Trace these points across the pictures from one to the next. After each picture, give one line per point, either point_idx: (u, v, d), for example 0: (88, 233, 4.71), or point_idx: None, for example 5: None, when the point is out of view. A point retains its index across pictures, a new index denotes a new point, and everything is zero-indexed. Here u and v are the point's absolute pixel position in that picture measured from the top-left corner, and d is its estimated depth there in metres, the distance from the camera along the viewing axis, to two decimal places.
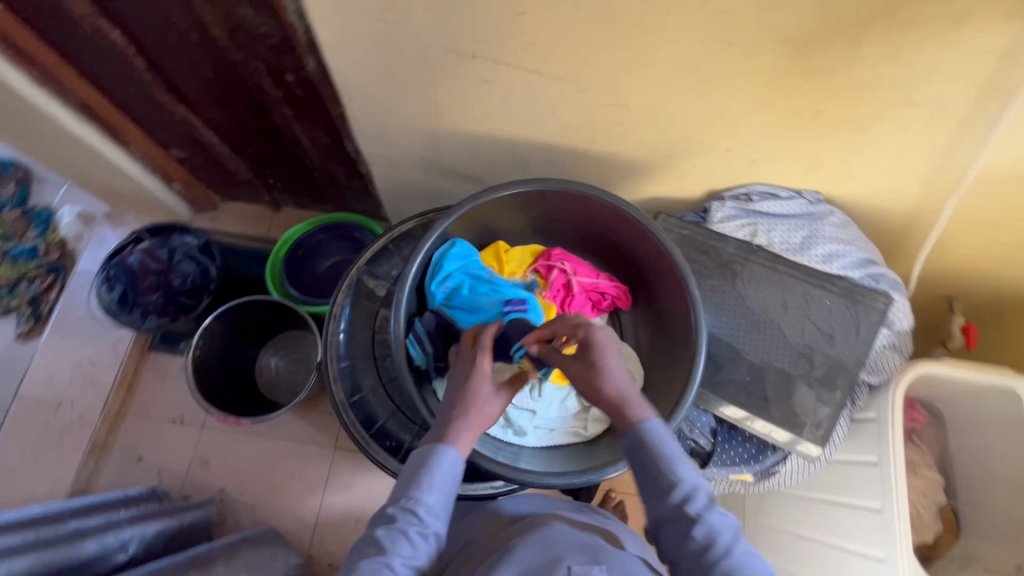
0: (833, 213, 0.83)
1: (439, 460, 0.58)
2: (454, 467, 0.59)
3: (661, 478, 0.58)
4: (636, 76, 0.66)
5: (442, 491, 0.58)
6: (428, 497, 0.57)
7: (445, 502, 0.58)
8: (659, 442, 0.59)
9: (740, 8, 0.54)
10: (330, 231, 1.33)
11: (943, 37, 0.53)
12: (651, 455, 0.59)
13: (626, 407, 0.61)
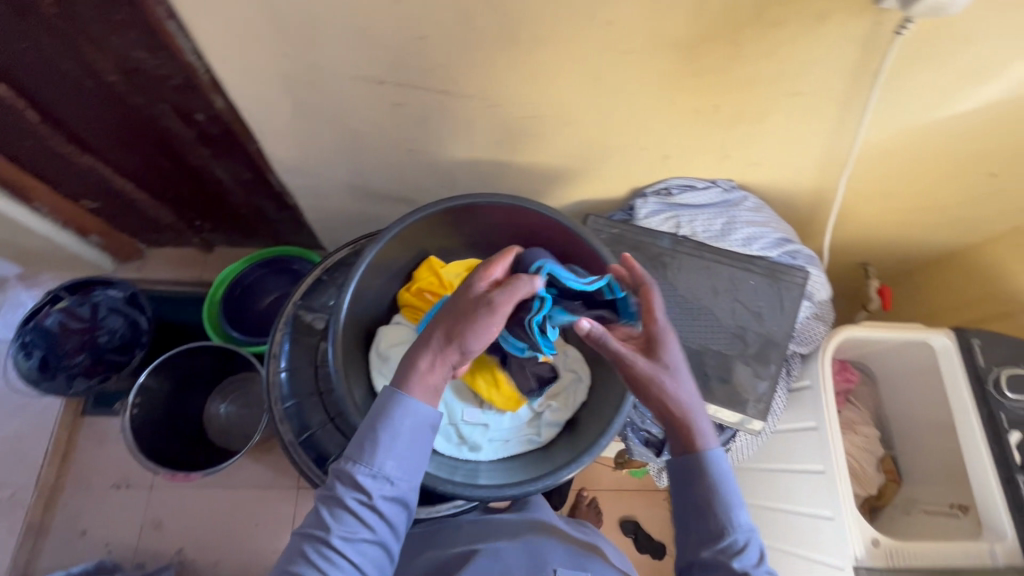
0: (747, 198, 0.88)
1: (386, 421, 0.56)
2: (408, 425, 0.56)
3: (712, 513, 0.57)
4: (542, 88, 0.68)
5: (391, 455, 0.56)
6: (374, 461, 0.55)
7: (396, 471, 0.56)
8: (720, 478, 0.58)
9: (624, 18, 0.56)
10: (268, 267, 1.29)
11: (810, 33, 0.58)
12: (709, 489, 0.58)
13: (694, 431, 0.59)
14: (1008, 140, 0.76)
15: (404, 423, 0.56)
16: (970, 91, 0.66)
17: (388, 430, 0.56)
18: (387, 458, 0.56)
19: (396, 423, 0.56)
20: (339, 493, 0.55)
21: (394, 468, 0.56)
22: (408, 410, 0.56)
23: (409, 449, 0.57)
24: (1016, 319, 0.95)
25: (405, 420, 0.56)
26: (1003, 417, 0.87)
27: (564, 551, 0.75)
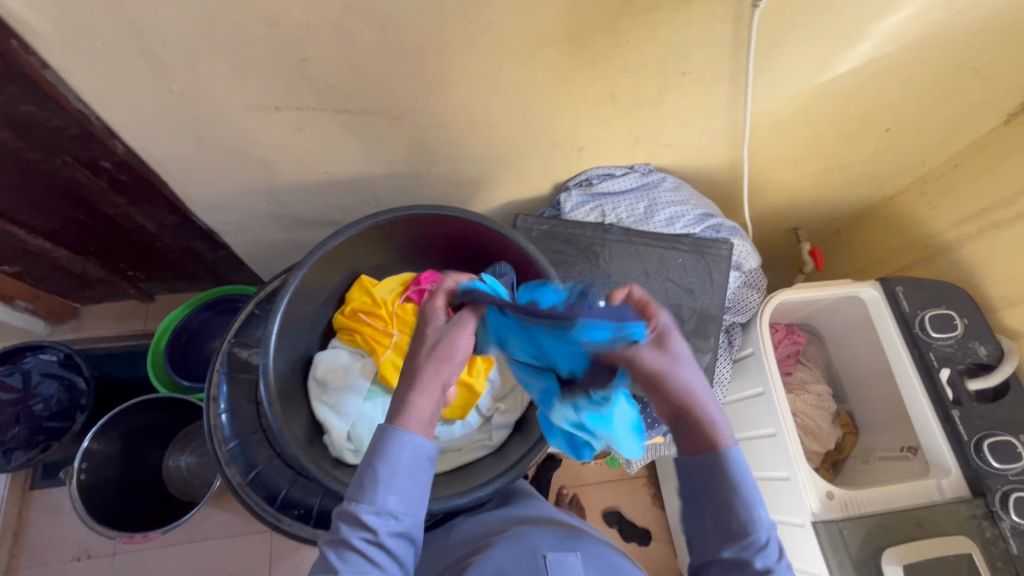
0: (665, 179, 0.91)
1: (386, 454, 0.50)
2: (410, 457, 0.50)
3: (731, 512, 0.53)
4: (440, 95, 0.68)
5: (394, 490, 0.50)
6: (376, 498, 0.49)
7: (405, 503, 0.50)
8: (737, 476, 0.53)
9: (501, 19, 0.57)
10: (214, 309, 1.25)
11: (684, 14, 0.60)
12: (725, 489, 0.53)
13: (708, 425, 0.53)
14: (893, 94, 0.79)
15: (406, 454, 0.50)
16: (847, 52, 0.69)
17: (386, 464, 0.50)
18: (389, 493, 0.50)
19: (395, 454, 0.50)
20: (342, 537, 0.49)
21: (398, 503, 0.50)
22: (407, 441, 0.50)
23: (414, 482, 0.51)
24: (934, 262, 1.00)
25: (405, 451, 0.50)
26: (933, 357, 0.90)
27: (552, 535, 0.72)
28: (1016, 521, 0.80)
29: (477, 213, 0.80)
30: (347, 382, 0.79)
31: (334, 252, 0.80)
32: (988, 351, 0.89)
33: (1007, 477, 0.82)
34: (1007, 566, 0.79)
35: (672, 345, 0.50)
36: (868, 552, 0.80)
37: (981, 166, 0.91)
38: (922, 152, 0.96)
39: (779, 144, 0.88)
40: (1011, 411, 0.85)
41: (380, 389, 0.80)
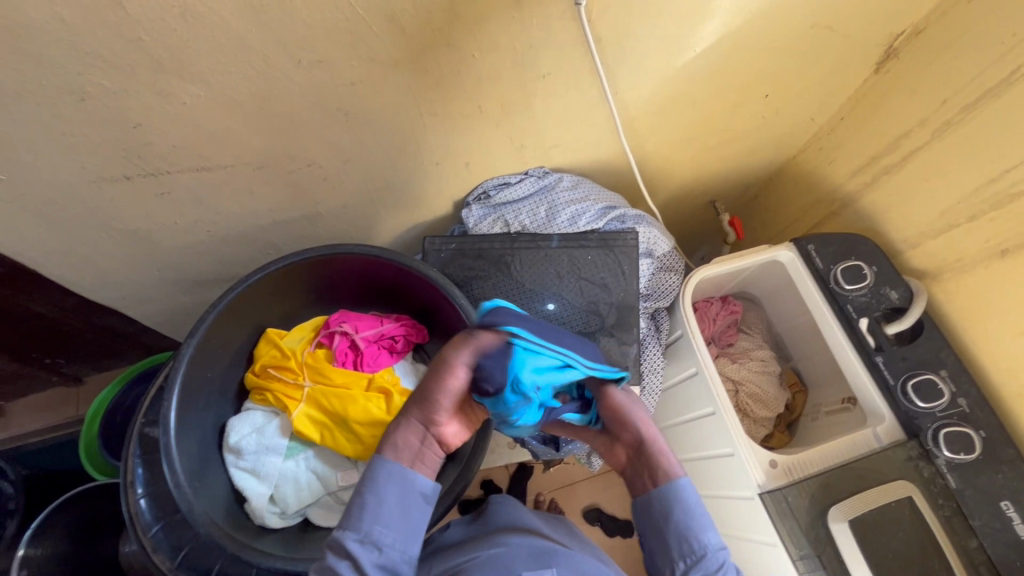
0: (562, 178, 0.90)
1: (371, 485, 0.51)
2: (394, 489, 0.51)
3: (680, 539, 0.52)
4: (297, 137, 0.66)
5: (381, 520, 0.50)
6: (360, 527, 0.50)
7: (393, 528, 0.50)
8: (681, 506, 0.53)
9: (329, 54, 0.56)
10: (149, 379, 1.10)
11: (516, 19, 0.59)
12: (671, 518, 0.53)
13: (653, 455, 0.55)
14: (761, 61, 0.80)
15: (392, 486, 0.51)
16: (697, 31, 0.69)
17: (374, 493, 0.51)
18: (374, 522, 0.50)
19: (381, 485, 0.51)
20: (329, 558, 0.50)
21: (383, 531, 0.50)
22: (390, 474, 0.51)
23: (398, 514, 0.51)
24: (842, 215, 1.01)
25: (390, 484, 0.51)
26: (851, 308, 0.92)
27: (529, 550, 0.71)
28: (948, 456, 0.81)
29: (370, 246, 0.78)
30: (259, 444, 0.76)
31: (231, 312, 0.77)
32: (899, 295, 0.90)
33: (935, 414, 0.83)
34: (948, 503, 0.80)
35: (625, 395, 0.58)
36: (814, 514, 0.81)
37: (864, 115, 0.92)
38: (809, 110, 0.97)
39: (665, 127, 0.87)
40: (928, 349, 0.86)
41: (298, 444, 0.77)
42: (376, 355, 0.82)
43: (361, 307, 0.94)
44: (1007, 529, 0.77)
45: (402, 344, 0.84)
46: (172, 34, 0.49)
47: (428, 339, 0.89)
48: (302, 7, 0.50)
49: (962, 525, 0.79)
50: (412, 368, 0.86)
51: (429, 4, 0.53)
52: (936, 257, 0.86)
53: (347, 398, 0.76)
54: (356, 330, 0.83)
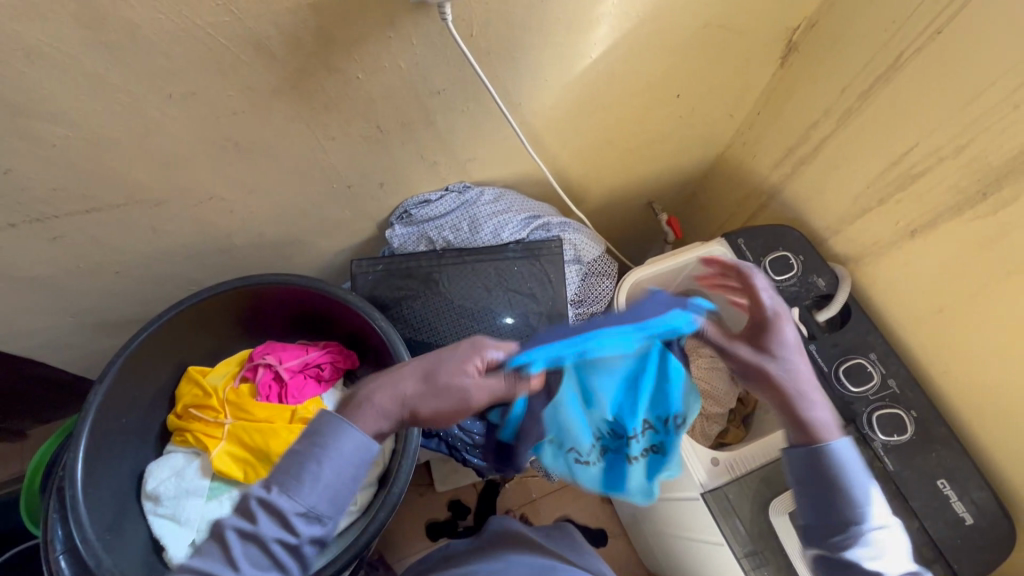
0: (484, 192, 0.89)
1: (329, 448, 0.46)
2: (352, 457, 0.47)
3: (847, 503, 0.50)
4: (189, 169, 0.65)
5: (329, 489, 0.46)
6: (303, 493, 0.45)
7: (340, 499, 0.47)
8: (846, 468, 0.51)
9: (201, 85, 0.56)
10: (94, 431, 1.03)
11: (394, 38, 0.59)
12: (836, 489, 0.50)
13: (810, 421, 0.52)
14: (663, 63, 0.81)
15: (350, 452, 0.47)
16: (588, 37, 0.70)
17: (327, 459, 0.46)
18: (322, 492, 0.46)
19: (340, 450, 0.46)
20: (248, 506, 0.45)
21: (327, 504, 0.46)
22: (351, 440, 0.47)
23: (349, 486, 0.47)
24: (770, 208, 1.02)
25: (352, 444, 0.47)
26: (783, 298, 0.91)
27: (529, 565, 0.70)
28: (884, 439, 0.81)
29: (284, 274, 0.77)
30: (180, 488, 0.74)
31: (145, 353, 0.75)
32: (826, 282, 0.91)
33: (869, 398, 0.84)
34: (888, 485, 0.79)
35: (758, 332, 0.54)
36: (756, 509, 0.81)
37: (778, 108, 0.93)
38: (726, 107, 0.96)
39: (581, 133, 0.88)
40: (858, 333, 0.87)
41: (221, 485, 0.74)
42: (300, 385, 0.80)
43: (290, 338, 0.91)
44: (946, 507, 0.77)
45: (328, 371, 0.83)
46: (22, 74, 0.49)
47: (360, 364, 0.88)
48: (156, 39, 0.50)
49: (903, 508, 0.78)
50: (341, 396, 0.84)
51: (296, 29, 0.53)
52: (857, 242, 0.87)
53: (269, 432, 0.75)
54: (280, 360, 0.81)
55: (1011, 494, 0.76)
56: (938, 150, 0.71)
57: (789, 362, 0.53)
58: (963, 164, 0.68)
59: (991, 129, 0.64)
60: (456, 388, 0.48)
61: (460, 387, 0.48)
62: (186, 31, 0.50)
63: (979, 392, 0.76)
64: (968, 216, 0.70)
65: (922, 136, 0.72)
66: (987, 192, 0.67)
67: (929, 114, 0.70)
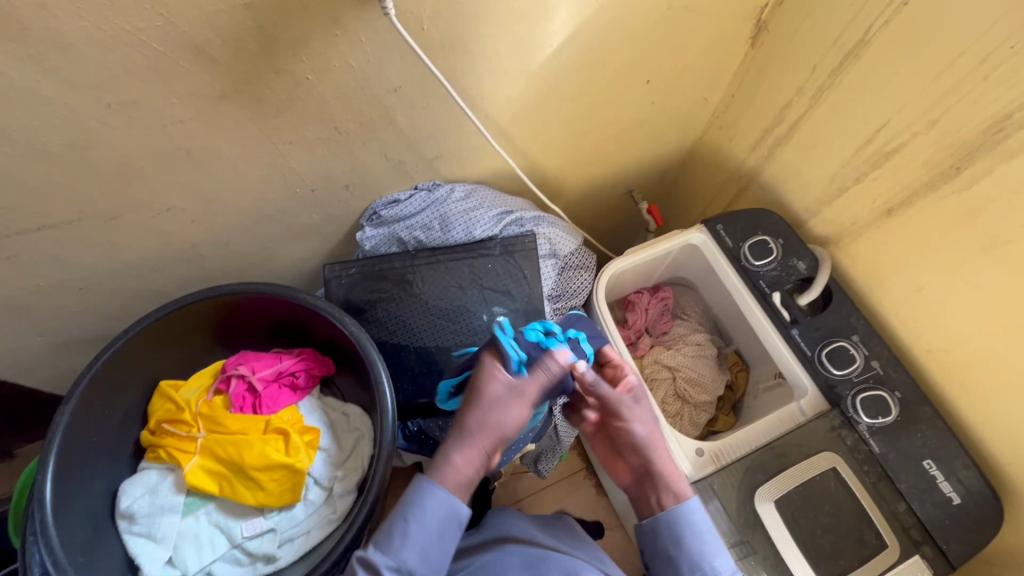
0: (454, 189, 0.87)
1: (415, 508, 0.52)
2: (437, 516, 0.52)
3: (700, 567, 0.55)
4: (141, 180, 0.64)
5: (419, 548, 0.51)
6: (396, 551, 0.51)
7: (432, 561, 0.52)
8: (694, 528, 0.57)
9: (141, 95, 0.54)
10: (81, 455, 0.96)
11: (340, 35, 0.57)
12: (681, 538, 0.57)
13: (670, 483, 0.60)
14: (629, 49, 0.79)
15: (433, 512, 0.52)
16: (547, 25, 0.68)
17: (418, 520, 0.52)
18: (414, 551, 0.51)
19: (426, 511, 0.52)
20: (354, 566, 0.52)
21: (419, 562, 0.51)
22: (436, 499, 0.53)
23: (437, 543, 0.52)
24: (749, 191, 1.00)
25: (436, 507, 0.52)
26: (764, 283, 0.91)
27: (522, 558, 0.68)
28: (868, 421, 0.80)
29: (250, 284, 0.75)
30: (152, 505, 0.73)
31: (114, 371, 0.74)
32: (806, 265, 0.89)
33: (852, 380, 0.83)
34: (874, 468, 0.79)
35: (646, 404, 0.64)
36: (743, 497, 0.79)
37: (752, 89, 0.90)
38: (699, 91, 0.94)
39: (550, 124, 0.86)
40: (839, 316, 0.86)
41: (197, 499, 0.74)
42: (276, 395, 0.80)
43: (265, 347, 0.90)
44: (933, 488, 0.76)
45: (302, 380, 0.81)
46: None
47: (337, 370, 0.86)
48: (86, 49, 0.48)
49: (890, 489, 0.78)
50: (318, 403, 0.83)
51: (233, 31, 0.51)
52: (836, 223, 0.86)
53: (243, 444, 0.73)
54: (253, 370, 0.80)
55: (998, 472, 0.76)
56: (909, 126, 0.69)
57: (647, 427, 0.62)
58: (936, 140, 0.67)
59: (961, 102, 0.63)
60: (508, 407, 0.56)
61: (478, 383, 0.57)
62: (115, 38, 0.49)
63: (962, 371, 0.75)
64: (944, 191, 0.69)
65: (894, 112, 0.70)
66: (960, 167, 0.66)
67: (899, 90, 0.69)
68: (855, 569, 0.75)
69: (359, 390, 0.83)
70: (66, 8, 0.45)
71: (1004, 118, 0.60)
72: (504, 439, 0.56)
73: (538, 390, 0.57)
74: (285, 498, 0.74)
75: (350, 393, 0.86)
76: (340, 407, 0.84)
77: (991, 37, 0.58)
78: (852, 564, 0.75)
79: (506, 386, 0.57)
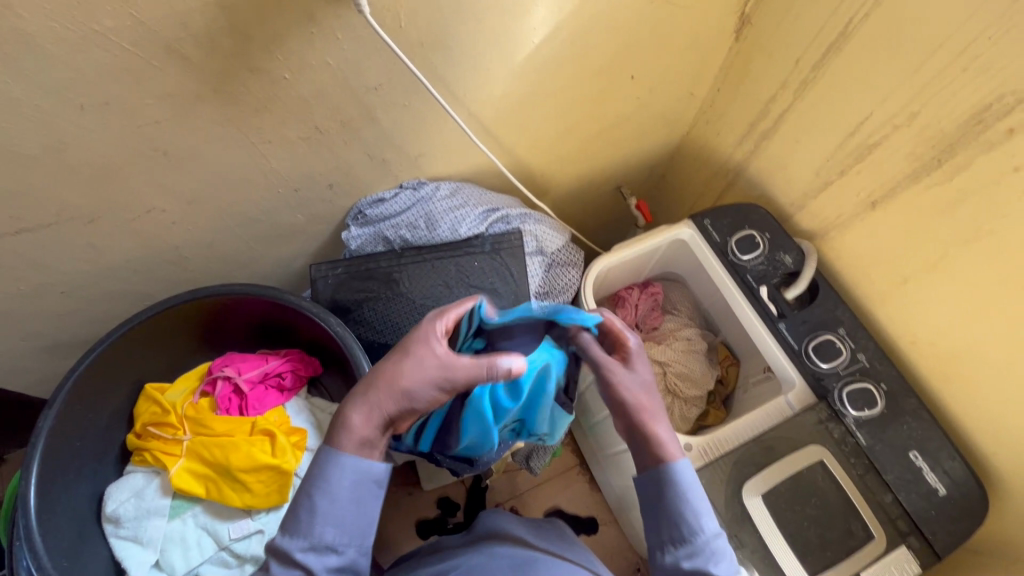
0: (439, 186, 0.87)
1: (320, 485, 0.48)
2: (346, 487, 0.49)
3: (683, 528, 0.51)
4: (119, 181, 0.63)
5: (334, 521, 0.48)
6: (308, 530, 0.48)
7: (349, 529, 0.49)
8: (686, 492, 0.52)
9: (116, 95, 0.54)
10: None
11: (316, 34, 0.56)
12: (673, 503, 0.52)
13: (659, 443, 0.53)
14: (612, 45, 0.78)
15: (342, 483, 0.49)
16: (527, 21, 0.67)
17: (323, 494, 0.49)
18: (326, 524, 0.48)
19: (330, 484, 0.49)
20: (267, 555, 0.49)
21: (335, 535, 0.48)
22: (344, 472, 0.49)
23: (353, 513, 0.49)
24: (736, 185, 1.00)
25: (342, 479, 0.49)
26: (750, 278, 0.91)
27: (509, 559, 0.68)
28: (855, 414, 0.81)
29: (234, 286, 0.75)
30: (139, 508, 0.73)
31: (98, 374, 0.74)
32: (793, 258, 0.89)
33: (839, 373, 0.83)
34: (860, 461, 0.80)
35: (637, 364, 0.56)
36: (731, 491, 0.79)
37: (736, 84, 0.90)
38: (684, 86, 0.94)
39: (534, 120, 0.85)
40: (826, 309, 0.86)
41: (183, 502, 0.74)
42: (262, 396, 0.79)
43: (252, 348, 0.89)
44: (919, 479, 0.77)
45: (288, 381, 0.81)
46: None
47: (324, 371, 0.86)
48: (57, 50, 0.48)
49: (876, 481, 0.78)
50: (306, 404, 0.83)
51: (206, 31, 0.51)
52: (821, 217, 0.86)
53: (228, 446, 0.73)
54: (239, 372, 0.80)
55: (983, 461, 0.76)
56: (891, 118, 0.69)
57: (638, 391, 0.55)
58: (917, 132, 0.67)
59: (940, 94, 0.63)
60: (423, 369, 0.49)
61: (426, 362, 0.49)
62: (85, 38, 0.48)
63: (947, 362, 0.76)
64: (925, 183, 0.69)
65: (876, 105, 0.70)
66: (942, 158, 0.66)
67: (881, 83, 0.69)
68: (842, 560, 0.75)
69: (346, 391, 0.83)
70: (34, 9, 0.45)
71: (984, 109, 0.60)
72: (415, 411, 0.50)
73: (467, 383, 0.50)
74: (271, 498, 0.74)
75: (338, 394, 0.85)
76: (327, 408, 0.84)
77: (969, 27, 0.58)
78: (838, 556, 0.75)
79: (437, 362, 0.49)
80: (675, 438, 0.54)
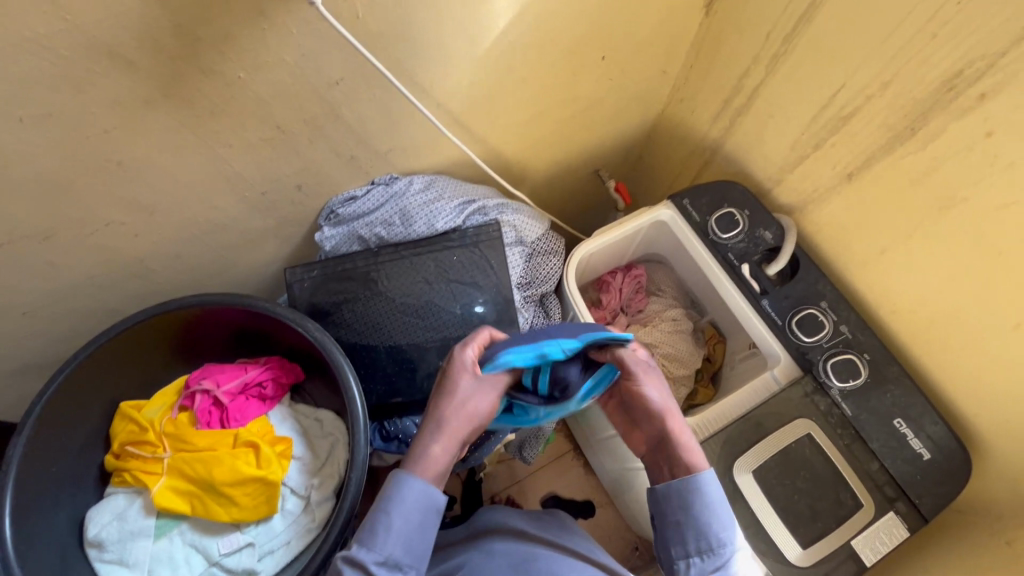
0: (412, 180, 0.84)
1: (395, 500, 0.51)
2: (417, 506, 0.51)
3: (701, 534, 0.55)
4: (72, 196, 0.60)
5: (404, 540, 0.51)
6: (382, 544, 0.50)
7: (416, 548, 0.51)
8: (707, 503, 0.56)
9: (59, 106, 0.51)
10: None
11: (268, 30, 0.53)
12: (695, 510, 0.56)
13: (681, 452, 0.57)
14: (579, 28, 0.76)
15: (416, 501, 0.51)
16: (489, 5, 0.65)
17: (398, 510, 0.51)
18: (396, 541, 0.51)
19: (405, 503, 0.51)
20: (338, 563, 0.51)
21: (404, 553, 0.51)
22: (417, 492, 0.51)
23: (420, 533, 0.52)
24: (713, 163, 0.99)
25: (416, 498, 0.51)
26: (732, 256, 0.91)
27: (510, 557, 0.68)
28: (840, 385, 0.81)
29: (204, 297, 0.72)
30: (122, 530, 0.71)
31: (69, 396, 0.71)
32: (773, 234, 0.89)
33: (822, 345, 0.83)
34: (847, 431, 0.81)
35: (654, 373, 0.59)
36: (722, 470, 0.80)
37: (709, 60, 0.89)
38: (657, 65, 0.92)
39: (505, 107, 0.83)
40: (807, 283, 0.86)
41: (168, 521, 0.72)
42: (243, 407, 0.77)
43: (230, 358, 0.87)
44: (903, 446, 0.78)
45: (270, 390, 0.79)
46: None
47: (306, 377, 0.84)
48: None
49: (863, 451, 0.80)
50: (289, 412, 0.81)
51: (149, 32, 0.48)
52: (799, 191, 0.86)
53: (211, 461, 0.71)
54: (217, 384, 0.77)
55: (964, 424, 0.77)
56: (864, 89, 0.69)
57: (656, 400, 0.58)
58: (890, 102, 0.67)
59: (911, 63, 0.62)
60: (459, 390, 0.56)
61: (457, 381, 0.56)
62: (16, 47, 0.45)
63: (927, 329, 0.76)
64: (899, 153, 0.69)
65: (849, 76, 0.70)
66: (915, 128, 0.65)
67: (852, 53, 0.68)
68: (833, 530, 0.76)
69: (331, 395, 0.82)
70: None
71: (954, 77, 0.59)
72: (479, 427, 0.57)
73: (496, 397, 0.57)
74: (260, 511, 0.72)
75: (323, 398, 0.84)
76: (312, 413, 0.82)
77: None
78: (829, 526, 0.76)
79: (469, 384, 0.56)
80: (697, 449, 0.57)
